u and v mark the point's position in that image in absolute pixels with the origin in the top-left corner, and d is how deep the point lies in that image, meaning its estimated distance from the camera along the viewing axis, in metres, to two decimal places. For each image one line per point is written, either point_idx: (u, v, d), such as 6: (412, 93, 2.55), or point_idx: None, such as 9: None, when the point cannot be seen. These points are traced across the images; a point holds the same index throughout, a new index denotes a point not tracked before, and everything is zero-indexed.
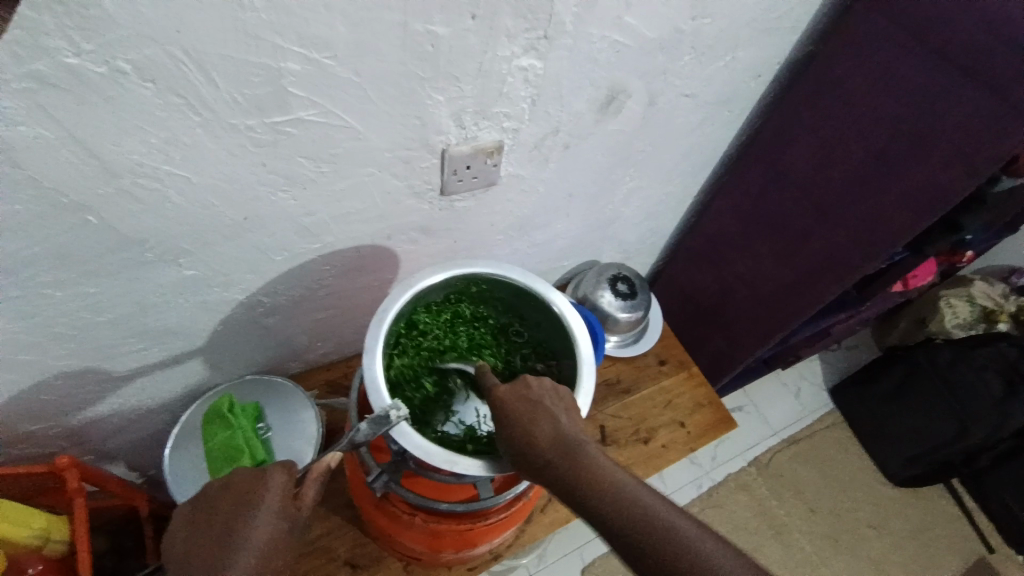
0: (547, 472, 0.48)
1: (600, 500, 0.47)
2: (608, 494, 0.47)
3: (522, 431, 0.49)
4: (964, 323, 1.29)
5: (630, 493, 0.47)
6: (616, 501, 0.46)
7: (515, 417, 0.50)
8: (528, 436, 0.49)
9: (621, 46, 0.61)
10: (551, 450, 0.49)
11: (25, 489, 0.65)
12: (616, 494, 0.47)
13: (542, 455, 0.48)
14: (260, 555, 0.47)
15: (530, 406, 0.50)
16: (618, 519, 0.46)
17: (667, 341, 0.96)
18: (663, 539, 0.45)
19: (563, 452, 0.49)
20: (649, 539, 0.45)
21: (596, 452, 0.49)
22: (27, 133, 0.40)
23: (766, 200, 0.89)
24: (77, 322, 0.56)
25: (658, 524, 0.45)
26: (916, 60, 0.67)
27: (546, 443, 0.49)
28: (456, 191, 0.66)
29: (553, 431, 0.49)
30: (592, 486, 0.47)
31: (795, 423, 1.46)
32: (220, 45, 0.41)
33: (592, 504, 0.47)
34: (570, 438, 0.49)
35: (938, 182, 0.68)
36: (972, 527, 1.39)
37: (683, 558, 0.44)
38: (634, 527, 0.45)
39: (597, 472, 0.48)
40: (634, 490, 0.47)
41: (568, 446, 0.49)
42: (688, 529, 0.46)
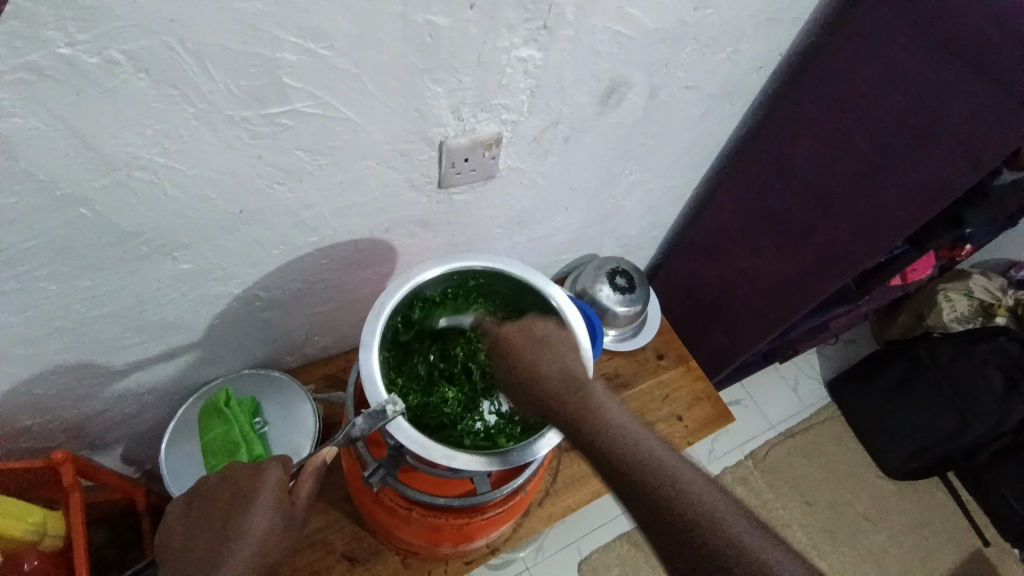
0: (548, 399, 0.52)
1: (594, 427, 0.50)
2: (602, 423, 0.50)
3: (530, 365, 0.55)
4: (963, 317, 1.30)
5: (623, 424, 0.50)
6: (608, 430, 0.49)
7: (524, 355, 0.56)
8: (534, 369, 0.54)
9: (623, 38, 0.60)
10: (554, 380, 0.53)
11: (22, 483, 0.64)
12: (609, 423, 0.50)
13: (545, 384, 0.53)
14: (257, 549, 0.47)
15: (540, 346, 0.56)
16: (607, 445, 0.49)
17: (667, 334, 0.96)
18: (648, 467, 0.47)
19: (565, 383, 0.53)
20: (633, 465, 0.47)
21: (597, 387, 0.53)
22: (20, 125, 0.40)
23: (768, 193, 0.88)
24: (74, 316, 0.56)
25: (643, 453, 0.48)
26: (920, 52, 0.66)
27: (551, 376, 0.54)
28: (455, 184, 0.65)
29: (557, 367, 0.54)
30: (588, 414, 0.50)
31: (793, 417, 1.46)
32: (217, 35, 0.41)
33: (585, 432, 0.50)
34: (574, 373, 0.54)
35: (942, 175, 0.67)
36: (968, 519, 1.40)
37: (665, 485, 0.46)
38: (621, 453, 0.48)
39: (594, 404, 0.51)
40: (628, 423, 0.50)
41: (571, 378, 0.53)
42: (671, 462, 0.48)
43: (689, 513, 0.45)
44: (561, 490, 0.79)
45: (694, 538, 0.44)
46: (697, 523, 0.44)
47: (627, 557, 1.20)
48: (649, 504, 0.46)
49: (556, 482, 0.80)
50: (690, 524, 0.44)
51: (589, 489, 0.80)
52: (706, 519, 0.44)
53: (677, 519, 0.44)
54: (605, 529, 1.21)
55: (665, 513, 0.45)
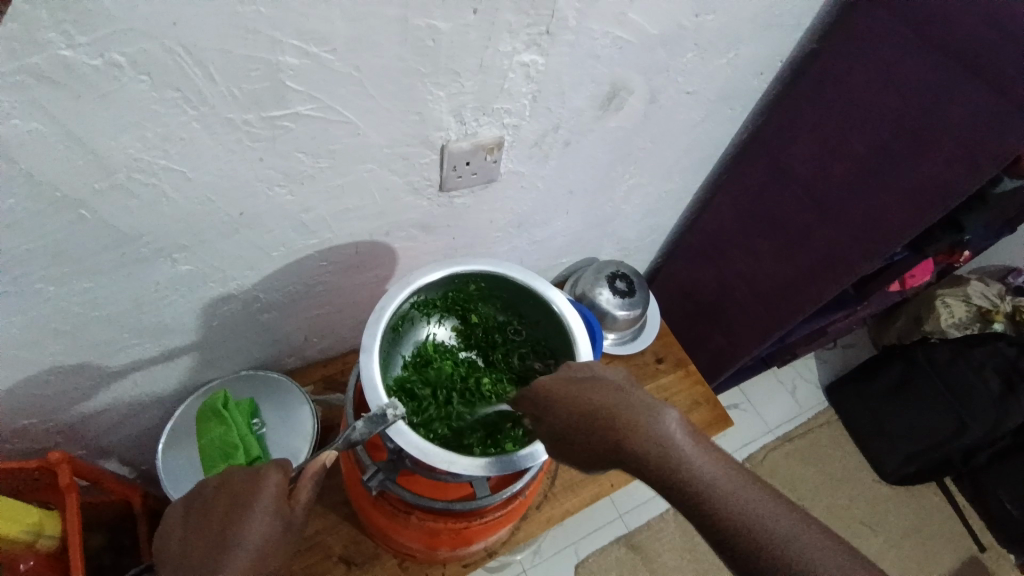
0: (619, 447, 0.47)
1: (677, 477, 0.45)
2: (685, 472, 0.45)
3: (587, 404, 0.49)
4: (960, 324, 1.29)
5: (707, 470, 0.45)
6: (694, 479, 0.44)
7: (574, 396, 0.50)
8: (593, 409, 0.49)
9: (624, 42, 0.60)
10: (621, 422, 0.48)
11: (19, 485, 0.64)
12: (692, 471, 0.45)
13: (612, 429, 0.48)
14: (257, 554, 0.47)
15: (586, 382, 0.51)
16: (696, 497, 0.44)
17: (666, 338, 0.96)
18: (748, 521, 0.42)
19: (632, 424, 0.47)
20: (731, 522, 0.42)
21: (667, 420, 0.48)
22: (19, 127, 0.40)
23: (768, 197, 0.88)
24: (72, 318, 0.56)
25: (740, 505, 0.43)
26: (919, 57, 0.67)
27: (619, 416, 0.48)
28: (455, 187, 0.65)
29: (619, 402, 0.49)
30: (667, 461, 0.45)
31: (791, 421, 1.46)
32: (218, 38, 0.40)
33: (666, 481, 0.45)
34: (641, 410, 0.48)
35: (940, 179, 0.67)
36: (965, 525, 1.40)
37: (769, 541, 0.41)
38: (714, 508, 0.43)
39: (672, 448, 0.46)
40: (713, 466, 0.45)
41: (639, 418, 0.48)
42: (773, 510, 0.43)
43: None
44: (560, 494, 0.79)
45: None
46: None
47: (625, 560, 1.19)
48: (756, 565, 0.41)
49: (555, 486, 0.80)
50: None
51: (588, 493, 0.80)
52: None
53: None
54: (602, 532, 1.21)
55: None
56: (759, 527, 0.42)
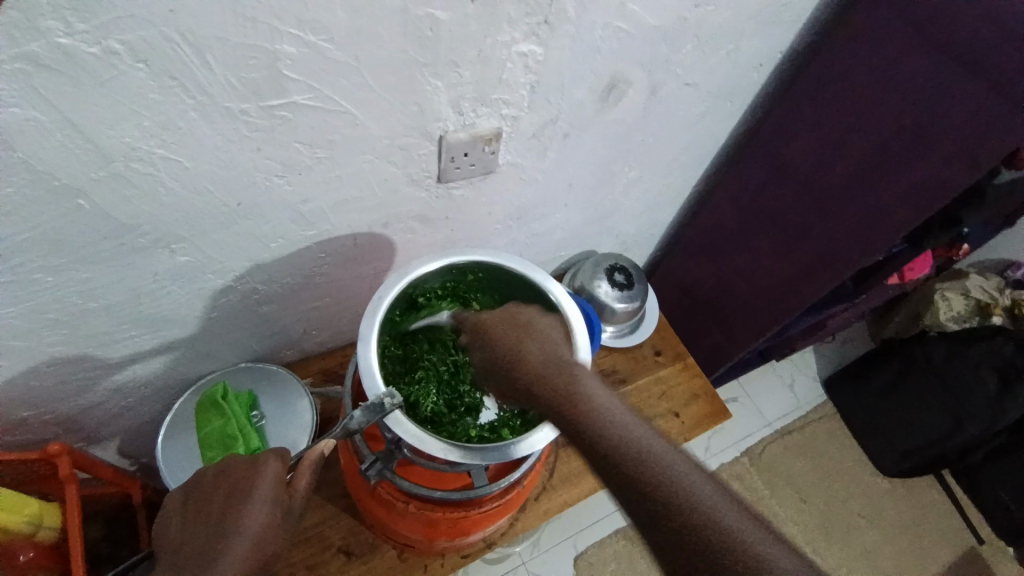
0: (536, 383, 0.52)
1: (580, 411, 0.49)
2: (589, 409, 0.49)
3: (519, 351, 0.55)
4: (958, 317, 1.27)
5: (609, 409, 0.49)
6: (595, 416, 0.48)
7: (514, 343, 0.55)
8: (522, 354, 0.54)
9: (624, 34, 0.60)
10: (543, 367, 0.53)
11: (19, 474, 0.64)
12: (593, 408, 0.49)
13: (534, 370, 0.53)
14: (257, 539, 0.47)
15: (527, 333, 0.56)
16: (592, 428, 0.48)
17: (665, 331, 0.96)
18: (633, 451, 0.46)
19: (551, 368, 0.53)
20: (617, 448, 0.46)
21: (585, 374, 0.52)
22: (17, 115, 0.39)
23: (766, 193, 0.89)
24: (71, 308, 0.56)
25: (629, 437, 0.47)
26: (918, 53, 0.67)
27: (542, 364, 0.53)
28: (454, 179, 0.65)
29: (545, 352, 0.54)
30: (573, 399, 0.50)
31: (789, 415, 1.47)
32: (215, 26, 0.40)
33: (569, 415, 0.49)
34: (563, 361, 0.53)
35: (937, 177, 0.68)
36: (962, 518, 1.41)
37: (649, 469, 0.44)
38: (606, 437, 0.47)
39: (580, 390, 0.51)
40: (616, 410, 0.49)
41: (558, 365, 0.53)
42: (661, 449, 0.46)
43: (671, 500, 0.43)
44: (559, 485, 0.80)
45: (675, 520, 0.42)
46: (678, 509, 0.43)
47: (623, 553, 1.20)
48: (632, 489, 0.44)
49: (553, 478, 0.80)
50: (671, 509, 0.43)
51: (586, 484, 0.80)
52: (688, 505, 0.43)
53: (657, 502, 0.43)
54: (601, 524, 1.22)
55: (650, 497, 0.43)
56: (642, 457, 0.45)
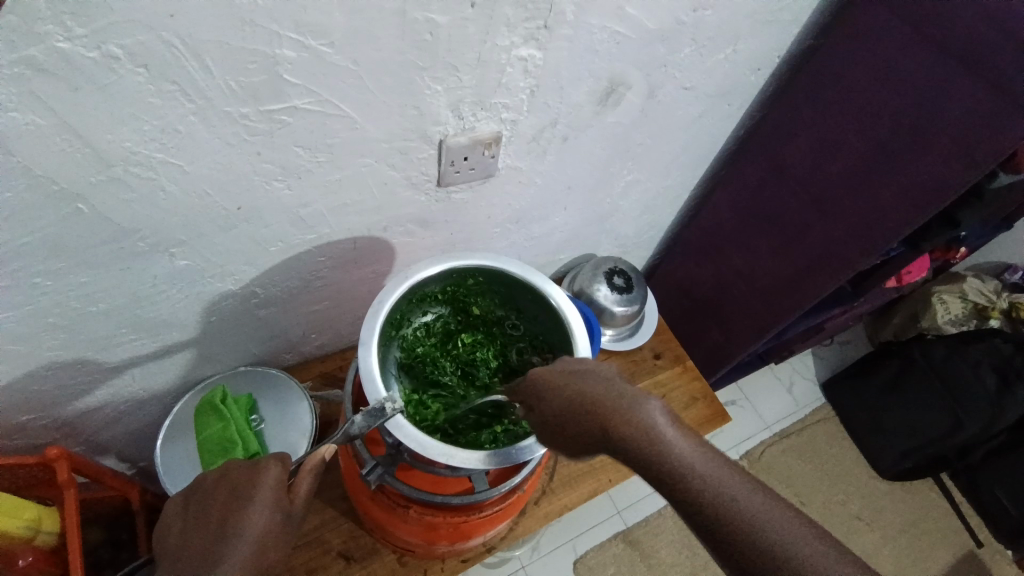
0: (609, 434, 0.47)
1: (664, 466, 0.45)
2: (671, 462, 0.46)
3: (578, 393, 0.50)
4: (957, 320, 1.31)
5: (693, 459, 0.46)
6: (680, 469, 0.45)
7: (569, 385, 0.50)
8: (583, 398, 0.49)
9: (622, 37, 0.60)
10: (612, 413, 0.48)
11: (17, 480, 0.64)
12: (678, 462, 0.45)
13: (603, 418, 0.48)
14: (256, 545, 0.47)
15: (577, 375, 0.51)
16: (681, 485, 0.45)
17: (664, 334, 0.96)
18: (731, 509, 0.43)
19: (620, 412, 0.48)
20: (713, 508, 0.44)
21: (658, 415, 0.48)
22: (17, 119, 0.39)
23: (765, 193, 0.89)
24: (70, 312, 0.56)
25: (722, 491, 0.44)
26: (915, 52, 0.67)
27: (609, 407, 0.48)
28: (454, 183, 0.65)
29: (607, 393, 0.49)
30: (653, 450, 0.46)
31: (788, 417, 1.47)
32: (215, 30, 0.40)
33: (652, 469, 0.46)
34: (629, 401, 0.49)
35: (936, 175, 0.68)
36: (960, 519, 1.41)
37: (749, 527, 0.43)
38: (698, 494, 0.44)
39: (657, 438, 0.47)
40: (698, 457, 0.46)
41: (627, 408, 0.48)
42: (755, 499, 0.44)
43: (779, 560, 0.41)
44: (559, 488, 0.79)
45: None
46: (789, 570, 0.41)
47: (623, 556, 1.20)
48: (734, 549, 0.43)
49: (553, 481, 0.80)
50: (780, 564, 0.41)
51: (586, 487, 0.80)
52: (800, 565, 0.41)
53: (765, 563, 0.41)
54: (601, 527, 1.22)
55: (756, 559, 0.42)
56: (740, 514, 0.43)
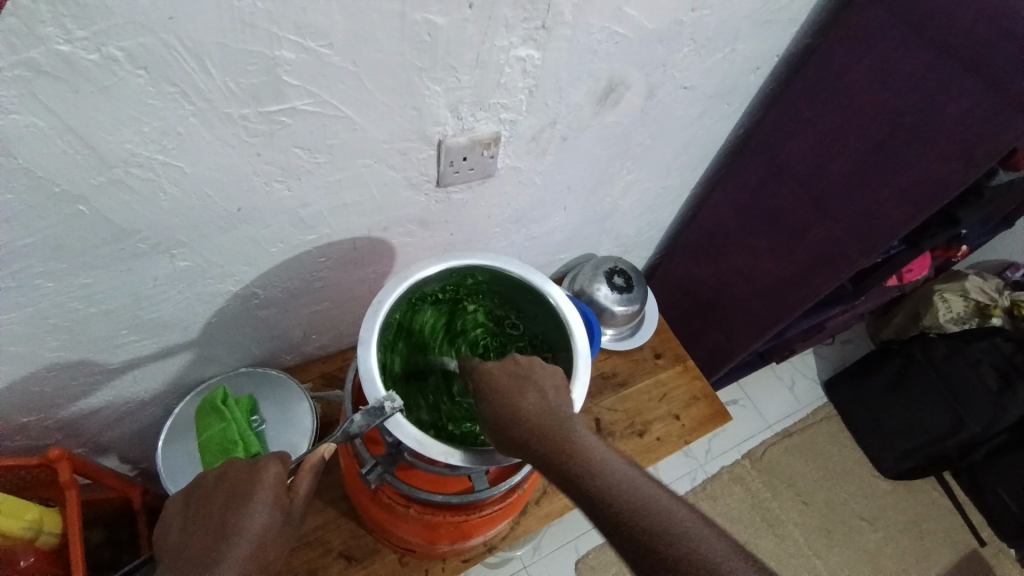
0: (524, 430, 0.49)
1: (591, 480, 0.45)
2: (598, 476, 0.45)
3: (515, 408, 0.50)
4: (958, 318, 1.30)
5: (618, 473, 0.46)
6: (605, 483, 0.45)
7: (508, 398, 0.51)
8: (519, 411, 0.50)
9: (621, 37, 0.60)
10: (543, 430, 0.48)
11: (19, 482, 0.64)
12: (605, 475, 0.45)
13: (537, 426, 0.49)
14: (256, 546, 0.47)
15: (521, 376, 0.52)
16: (608, 499, 0.44)
17: (664, 334, 0.96)
18: (653, 523, 0.42)
19: (548, 422, 0.49)
20: (628, 513, 0.43)
21: (586, 435, 0.49)
22: (18, 122, 0.40)
23: (765, 194, 0.89)
24: (72, 313, 0.56)
25: (621, 486, 0.45)
26: (914, 52, 0.67)
27: (541, 423, 0.49)
28: (453, 183, 0.65)
29: (542, 409, 0.50)
30: (578, 460, 0.46)
31: (790, 416, 1.47)
32: (215, 34, 0.41)
33: (579, 483, 0.45)
34: (560, 418, 0.49)
35: (936, 175, 0.68)
36: (963, 518, 1.41)
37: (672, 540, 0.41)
38: (621, 506, 0.44)
39: (585, 454, 0.47)
40: (623, 472, 0.46)
41: (558, 425, 0.49)
42: (677, 514, 0.43)
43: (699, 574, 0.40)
44: (560, 488, 0.80)
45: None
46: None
47: (624, 555, 1.20)
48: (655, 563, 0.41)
49: (554, 481, 0.80)
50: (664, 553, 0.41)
51: None
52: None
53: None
54: None
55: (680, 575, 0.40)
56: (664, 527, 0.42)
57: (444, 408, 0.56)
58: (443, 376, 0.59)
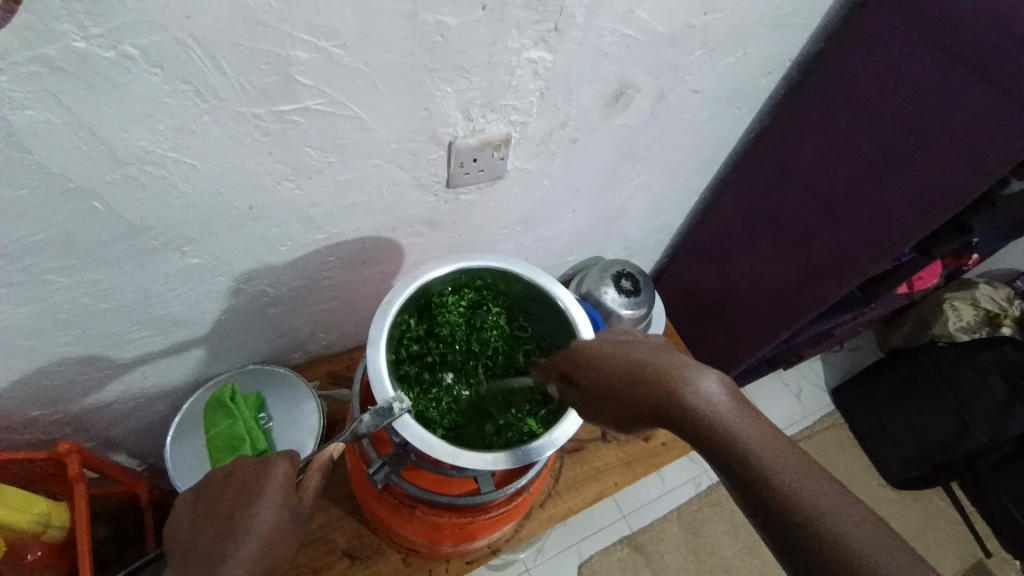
0: (644, 397, 0.47)
1: (719, 438, 0.45)
2: (719, 429, 0.45)
3: (626, 364, 0.49)
4: (968, 327, 1.30)
5: (748, 432, 0.45)
6: (727, 436, 0.45)
7: (622, 356, 0.50)
8: (636, 368, 0.48)
9: (632, 40, 0.60)
10: (666, 385, 0.47)
11: (25, 475, 0.64)
12: (733, 433, 0.45)
13: (660, 390, 0.47)
14: (264, 543, 0.47)
15: (625, 345, 0.51)
16: (736, 456, 0.44)
17: (670, 338, 0.97)
18: (782, 482, 0.43)
19: (672, 386, 0.47)
20: (762, 476, 0.43)
21: (708, 389, 0.47)
22: (33, 117, 0.40)
23: (772, 198, 0.88)
24: (82, 309, 0.56)
25: (754, 451, 0.44)
26: (924, 57, 0.67)
27: (658, 377, 0.47)
28: (462, 184, 0.65)
29: (662, 364, 0.48)
30: (707, 425, 0.45)
31: (796, 423, 1.46)
32: (229, 33, 0.41)
33: (705, 439, 0.45)
34: (681, 369, 0.48)
35: (947, 181, 0.67)
36: (970, 529, 1.39)
37: (799, 503, 0.42)
38: (747, 466, 0.44)
39: (712, 411, 0.46)
40: (753, 431, 0.45)
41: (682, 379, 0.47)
42: (804, 477, 0.43)
43: (826, 536, 0.41)
44: (564, 492, 0.79)
45: (830, 556, 0.40)
46: (834, 546, 0.40)
47: (627, 560, 1.19)
48: (780, 521, 0.42)
49: (559, 484, 0.80)
50: (801, 518, 0.42)
51: (592, 491, 0.80)
52: (846, 543, 0.40)
53: (809, 539, 0.41)
54: (605, 532, 1.21)
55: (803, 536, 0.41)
56: (790, 488, 0.43)
57: (447, 409, 0.56)
58: (446, 378, 0.58)
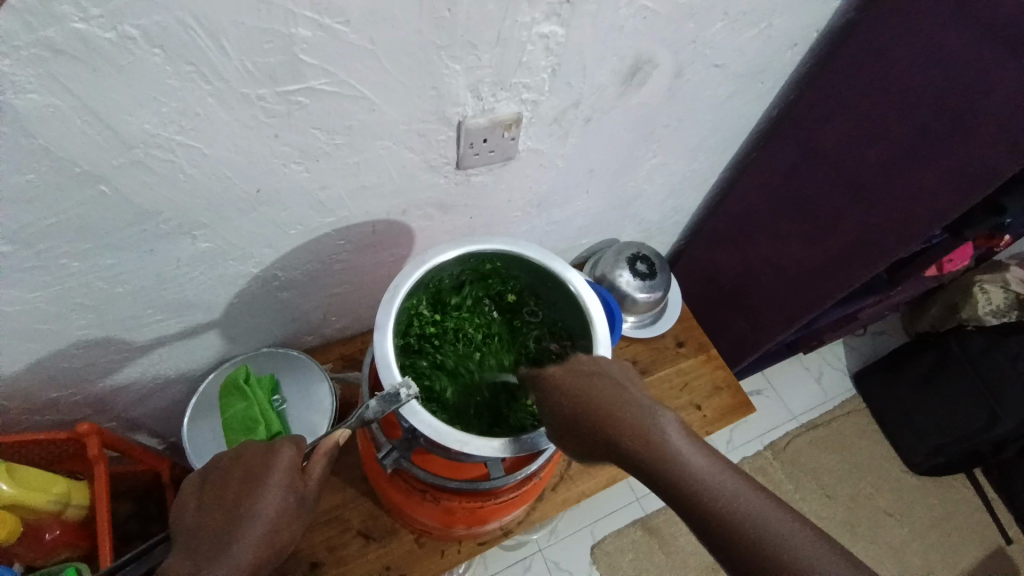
0: (587, 418, 0.48)
1: (664, 464, 0.45)
2: (657, 450, 0.46)
3: (577, 385, 0.50)
4: (997, 311, 1.25)
5: (689, 455, 0.46)
6: (666, 456, 0.46)
7: (570, 380, 0.50)
8: (592, 401, 0.49)
9: (649, 12, 0.57)
10: (610, 408, 0.48)
11: (46, 456, 0.66)
12: (673, 457, 0.46)
13: (602, 412, 0.48)
14: (269, 526, 0.48)
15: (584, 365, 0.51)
16: (676, 480, 0.45)
17: (687, 322, 0.94)
18: (716, 497, 0.44)
19: (614, 409, 0.48)
20: (699, 493, 0.44)
21: (651, 409, 0.49)
22: (38, 102, 0.40)
23: (796, 178, 0.85)
24: (96, 293, 0.57)
25: (690, 471, 0.45)
26: (960, 30, 0.63)
27: (601, 400, 0.49)
28: (473, 165, 0.64)
29: (618, 399, 0.49)
30: (644, 444, 0.46)
31: (815, 408, 1.43)
32: (230, 11, 0.40)
33: (650, 468, 0.46)
34: (624, 395, 0.49)
35: (981, 161, 0.64)
36: (991, 515, 1.36)
37: (740, 520, 0.43)
38: (683, 486, 0.45)
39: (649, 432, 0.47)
40: (696, 454, 0.46)
41: (639, 415, 0.48)
42: (738, 490, 0.44)
43: (761, 546, 0.42)
44: (576, 476, 0.79)
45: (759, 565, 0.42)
46: (768, 554, 0.42)
47: (641, 543, 1.19)
48: (713, 534, 0.44)
49: (571, 468, 0.79)
50: (732, 530, 0.43)
51: (606, 474, 0.79)
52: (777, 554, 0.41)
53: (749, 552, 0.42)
54: (618, 514, 1.22)
55: None
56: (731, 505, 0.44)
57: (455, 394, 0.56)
58: (455, 364, 0.58)
